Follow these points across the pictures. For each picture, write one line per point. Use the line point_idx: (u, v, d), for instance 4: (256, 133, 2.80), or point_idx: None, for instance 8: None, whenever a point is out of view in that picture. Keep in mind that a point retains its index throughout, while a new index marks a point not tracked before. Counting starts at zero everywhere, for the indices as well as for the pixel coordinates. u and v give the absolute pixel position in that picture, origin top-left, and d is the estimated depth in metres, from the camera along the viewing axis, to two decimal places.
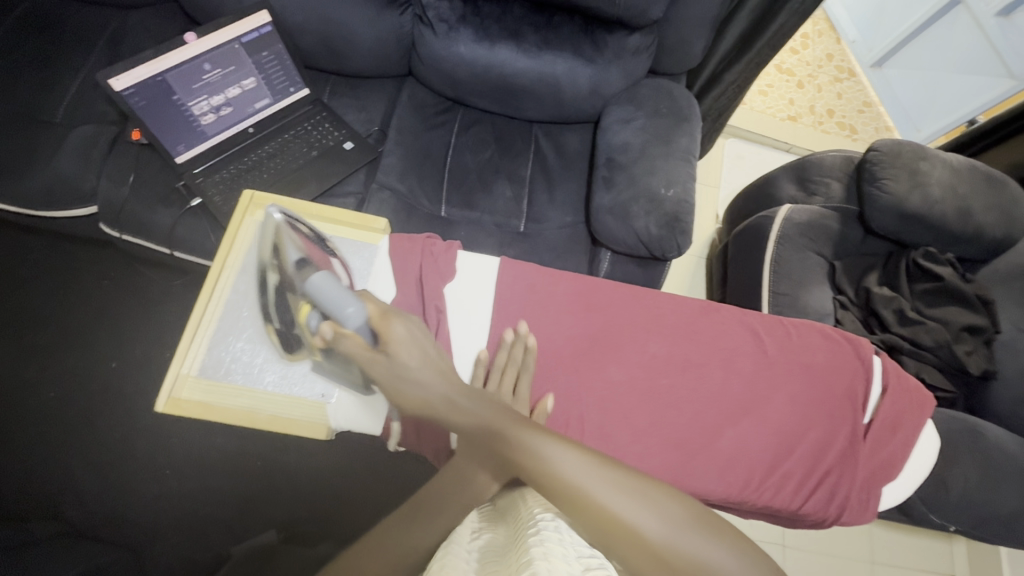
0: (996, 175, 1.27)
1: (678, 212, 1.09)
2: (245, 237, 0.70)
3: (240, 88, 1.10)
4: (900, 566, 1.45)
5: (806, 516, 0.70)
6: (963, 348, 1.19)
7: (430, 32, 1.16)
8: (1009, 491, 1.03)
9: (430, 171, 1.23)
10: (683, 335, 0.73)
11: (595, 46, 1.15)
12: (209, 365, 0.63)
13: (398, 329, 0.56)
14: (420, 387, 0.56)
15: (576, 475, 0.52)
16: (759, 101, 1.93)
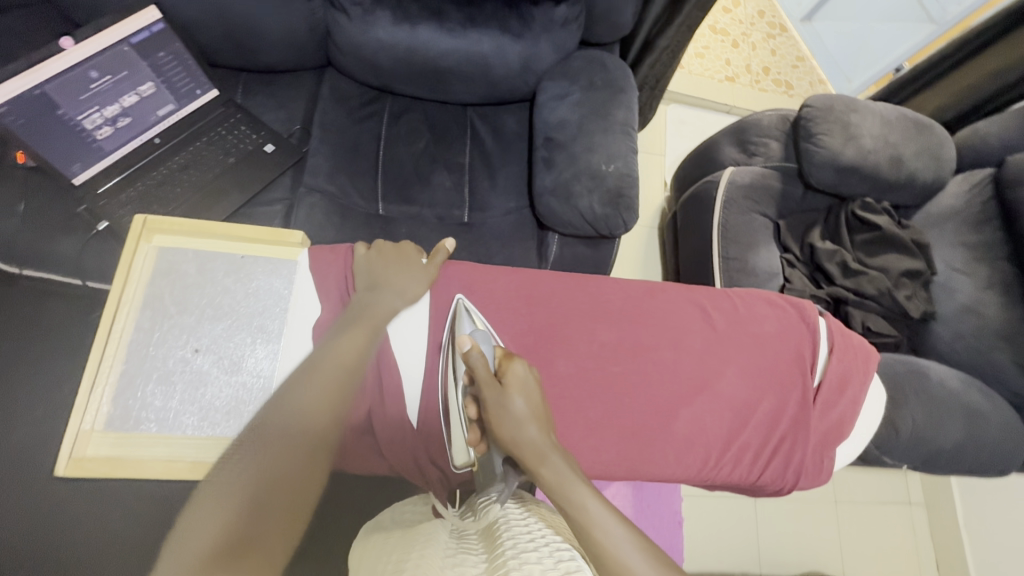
0: (923, 121, 1.30)
1: (622, 188, 1.06)
2: (143, 268, 0.63)
3: (137, 95, 0.99)
4: (861, 503, 1.53)
5: (764, 484, 0.72)
6: (904, 294, 1.23)
7: (344, 18, 1.08)
8: (953, 426, 1.07)
9: (362, 167, 1.17)
10: (630, 319, 0.71)
11: (521, 19, 1.09)
12: (116, 417, 0.57)
13: (520, 369, 0.59)
14: (522, 433, 0.56)
15: (599, 516, 0.54)
16: (696, 63, 1.92)
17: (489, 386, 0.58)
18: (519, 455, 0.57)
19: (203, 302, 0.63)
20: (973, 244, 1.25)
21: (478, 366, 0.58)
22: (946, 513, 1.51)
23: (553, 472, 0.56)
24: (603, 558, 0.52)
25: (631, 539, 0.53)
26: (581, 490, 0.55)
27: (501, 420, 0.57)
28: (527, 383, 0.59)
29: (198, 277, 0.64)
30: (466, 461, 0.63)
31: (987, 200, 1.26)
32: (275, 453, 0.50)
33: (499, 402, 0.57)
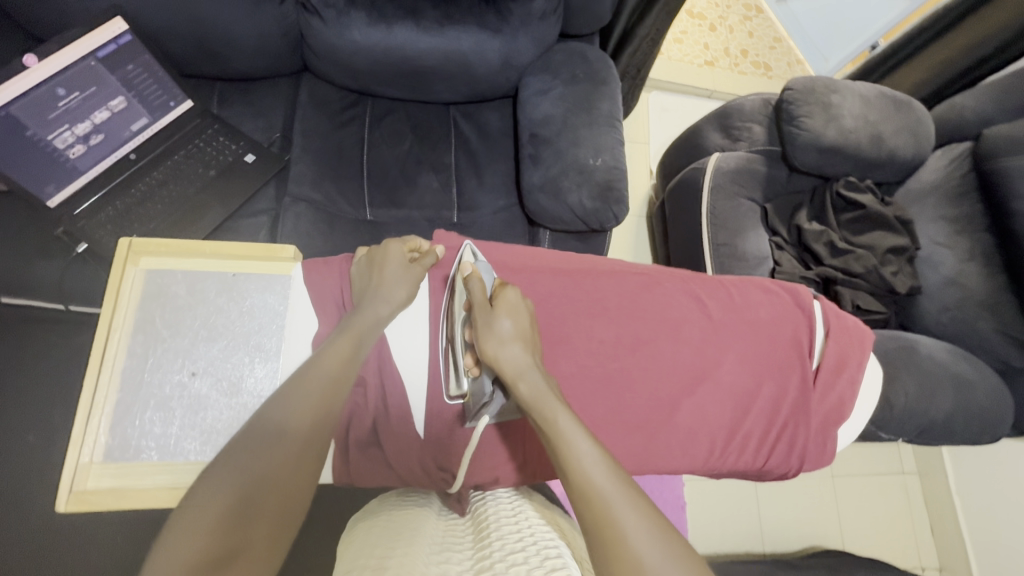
0: (901, 98, 1.32)
1: (610, 181, 1.06)
2: (131, 293, 0.61)
3: (108, 110, 0.96)
4: (858, 475, 1.56)
5: (769, 468, 0.74)
6: (890, 270, 1.25)
7: (317, 21, 1.05)
8: (944, 398, 1.09)
9: (347, 172, 1.15)
10: (627, 313, 0.71)
11: (499, 14, 1.07)
12: (114, 447, 0.56)
13: (511, 295, 0.61)
14: (504, 348, 0.58)
15: (569, 430, 0.53)
16: (675, 49, 1.92)
17: (480, 308, 0.60)
18: (501, 369, 0.58)
19: (196, 324, 0.62)
20: (954, 217, 1.27)
21: (475, 290, 0.62)
22: (939, 480, 1.55)
23: (530, 387, 0.56)
24: (568, 471, 0.51)
25: (598, 455, 0.51)
26: (555, 407, 0.54)
27: (485, 335, 0.58)
28: (517, 308, 0.60)
29: (189, 298, 0.62)
30: (460, 391, 0.64)
31: (965, 173, 1.28)
32: (262, 457, 0.47)
33: (487, 320, 0.59)
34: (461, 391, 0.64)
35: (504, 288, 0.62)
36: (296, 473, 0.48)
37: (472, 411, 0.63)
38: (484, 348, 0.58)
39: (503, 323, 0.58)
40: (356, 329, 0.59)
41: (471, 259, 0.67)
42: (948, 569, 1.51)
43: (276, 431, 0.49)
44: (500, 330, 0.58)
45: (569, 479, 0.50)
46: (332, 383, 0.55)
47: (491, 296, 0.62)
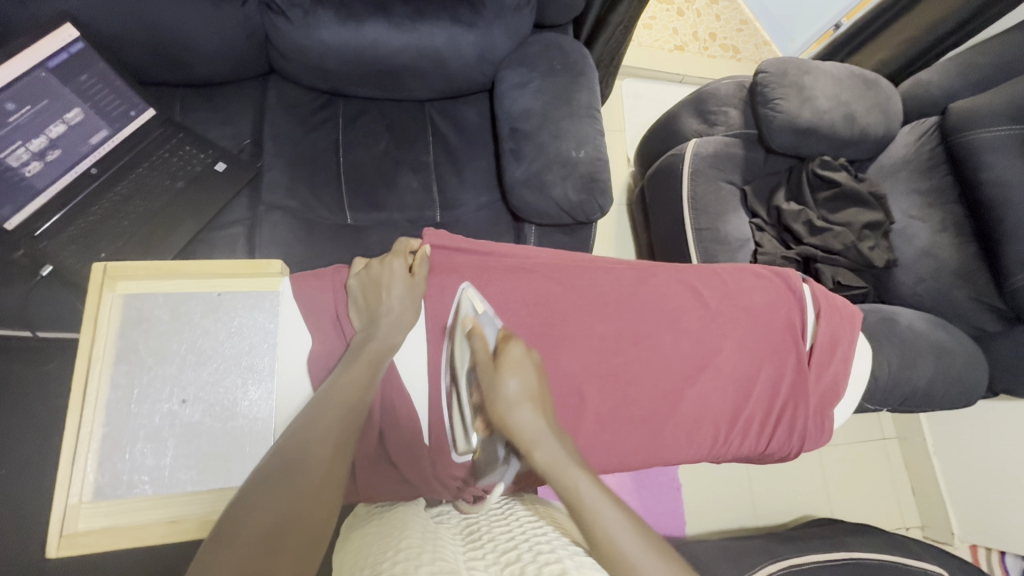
0: (869, 77, 1.35)
1: (594, 172, 1.06)
2: (109, 320, 0.57)
3: (64, 123, 0.90)
4: (842, 444, 1.62)
5: (771, 450, 0.76)
6: (868, 246, 1.27)
7: (283, 21, 1.01)
8: (926, 366, 1.13)
9: (323, 177, 1.11)
10: (625, 307, 0.71)
11: (472, 7, 1.04)
12: (105, 484, 0.53)
13: (517, 350, 0.61)
14: (516, 412, 0.58)
15: (592, 499, 0.54)
16: (645, 35, 1.92)
17: (486, 366, 0.60)
18: (514, 437, 0.58)
19: (184, 348, 0.59)
20: (925, 190, 1.31)
21: (479, 348, 0.61)
22: (917, 443, 1.61)
23: (545, 454, 0.57)
24: (597, 541, 0.53)
25: (626, 522, 0.53)
26: (574, 472, 0.56)
27: (494, 400, 0.58)
28: (521, 364, 0.60)
29: (173, 322, 0.59)
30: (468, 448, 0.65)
31: (934, 147, 1.32)
32: (283, 490, 0.48)
33: (494, 384, 0.58)
34: (469, 447, 0.65)
35: (508, 342, 0.61)
36: (321, 504, 0.49)
37: (486, 469, 0.65)
38: (497, 415, 0.58)
39: (512, 386, 0.58)
40: (373, 355, 0.60)
41: (469, 310, 0.66)
42: (930, 527, 1.58)
43: (295, 466, 0.50)
44: (508, 394, 0.58)
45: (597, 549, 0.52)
46: (350, 411, 0.55)
47: (496, 351, 0.61)
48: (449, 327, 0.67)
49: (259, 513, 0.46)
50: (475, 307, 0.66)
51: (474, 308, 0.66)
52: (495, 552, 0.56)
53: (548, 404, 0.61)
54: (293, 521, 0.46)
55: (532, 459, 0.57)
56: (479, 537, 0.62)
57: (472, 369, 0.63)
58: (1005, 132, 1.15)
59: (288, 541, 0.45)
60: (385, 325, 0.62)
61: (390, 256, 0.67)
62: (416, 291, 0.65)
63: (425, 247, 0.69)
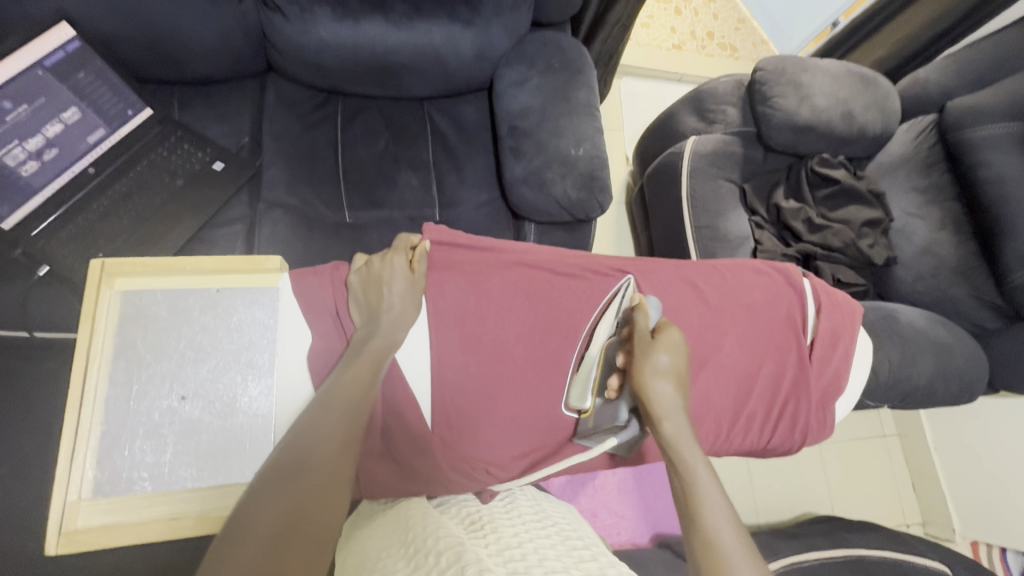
0: (867, 74, 1.35)
1: (593, 170, 1.06)
2: (107, 317, 0.57)
3: (61, 122, 0.90)
4: (842, 442, 1.61)
5: (773, 445, 0.77)
6: (867, 243, 1.27)
7: (280, 18, 1.00)
8: (926, 363, 1.13)
9: (322, 175, 1.11)
10: (626, 303, 0.71)
11: (470, 5, 1.04)
12: (105, 481, 0.53)
13: (673, 335, 0.63)
14: (657, 382, 0.59)
15: (706, 485, 0.53)
16: (643, 34, 1.92)
17: (642, 336, 0.63)
18: (649, 405, 0.59)
19: (182, 345, 0.58)
20: (924, 188, 1.31)
21: (639, 320, 0.64)
22: (917, 440, 1.61)
23: (675, 428, 0.57)
24: (700, 522, 0.52)
25: (732, 519, 0.52)
26: (696, 457, 0.55)
27: (641, 365, 0.60)
28: (676, 346, 0.62)
29: (171, 319, 0.59)
30: (581, 404, 0.67)
31: (932, 144, 1.32)
32: (288, 488, 0.48)
33: (647, 350, 0.60)
34: (581, 407, 0.67)
35: (668, 326, 0.64)
36: (327, 500, 0.49)
37: (589, 430, 0.67)
38: (637, 377, 0.60)
39: (664, 359, 0.60)
40: (377, 352, 0.60)
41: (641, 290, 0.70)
42: (931, 524, 1.58)
43: (300, 464, 0.50)
44: (659, 364, 0.60)
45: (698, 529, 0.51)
46: (355, 408, 0.55)
47: (655, 328, 0.64)
48: (608, 300, 0.71)
49: (266, 510, 0.46)
50: (640, 290, 0.70)
51: (634, 290, 0.70)
52: (497, 544, 0.55)
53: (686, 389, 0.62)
54: (299, 520, 0.46)
55: (659, 431, 0.58)
56: (481, 526, 0.61)
57: (621, 337, 0.66)
58: (1007, 130, 1.15)
59: (296, 540, 0.45)
60: (386, 322, 0.62)
61: (391, 251, 0.67)
62: (416, 288, 0.65)
63: (425, 242, 0.69)
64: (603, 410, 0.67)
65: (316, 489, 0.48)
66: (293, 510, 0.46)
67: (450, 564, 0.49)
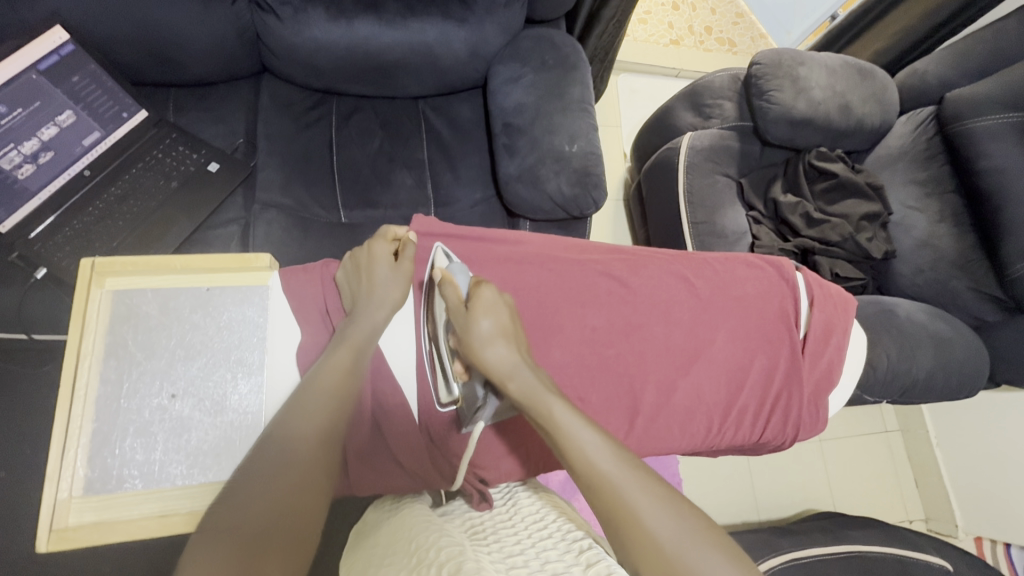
0: (865, 66, 1.34)
1: (587, 166, 1.05)
2: (98, 317, 0.57)
3: (56, 125, 0.90)
4: (844, 437, 1.61)
5: (767, 440, 0.76)
6: (866, 237, 1.26)
7: (273, 19, 1.00)
8: (926, 357, 1.12)
9: (317, 175, 1.12)
10: (617, 297, 0.71)
11: (463, 3, 1.04)
12: (95, 479, 0.53)
13: (488, 293, 0.60)
14: (489, 350, 0.57)
15: (568, 424, 0.54)
16: (640, 30, 1.91)
17: (458, 310, 0.60)
18: (490, 373, 0.58)
19: (173, 344, 0.59)
20: (923, 180, 1.30)
21: (450, 296, 0.61)
22: (919, 435, 1.60)
23: (520, 385, 0.57)
24: (572, 459, 0.53)
25: (605, 446, 0.52)
26: (549, 400, 0.56)
27: (468, 340, 0.58)
28: (493, 305, 0.60)
29: (162, 318, 0.59)
30: (450, 397, 0.63)
31: (931, 137, 1.31)
32: (274, 481, 0.48)
33: (465, 324, 0.58)
34: (452, 397, 0.63)
35: (480, 286, 0.61)
36: (309, 495, 0.48)
37: (468, 415, 0.62)
38: (470, 353, 0.58)
39: (486, 325, 0.58)
40: (354, 342, 0.60)
41: (443, 261, 0.66)
42: (934, 519, 1.57)
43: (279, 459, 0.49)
44: (482, 333, 0.58)
45: (578, 472, 0.52)
46: (338, 401, 0.55)
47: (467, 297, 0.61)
48: (424, 282, 0.68)
49: (257, 503, 0.46)
50: (448, 263, 0.66)
51: (443, 263, 0.66)
52: (500, 552, 0.55)
53: (522, 343, 0.61)
54: (282, 517, 0.45)
55: (509, 393, 0.57)
56: (485, 536, 0.60)
57: (445, 320, 0.62)
58: (1005, 120, 1.14)
59: (281, 534, 0.44)
60: (370, 311, 0.62)
61: (373, 245, 0.68)
62: (405, 275, 0.66)
63: (409, 233, 0.69)
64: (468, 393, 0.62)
65: (304, 484, 0.48)
66: (272, 506, 0.46)
67: (451, 566, 0.49)
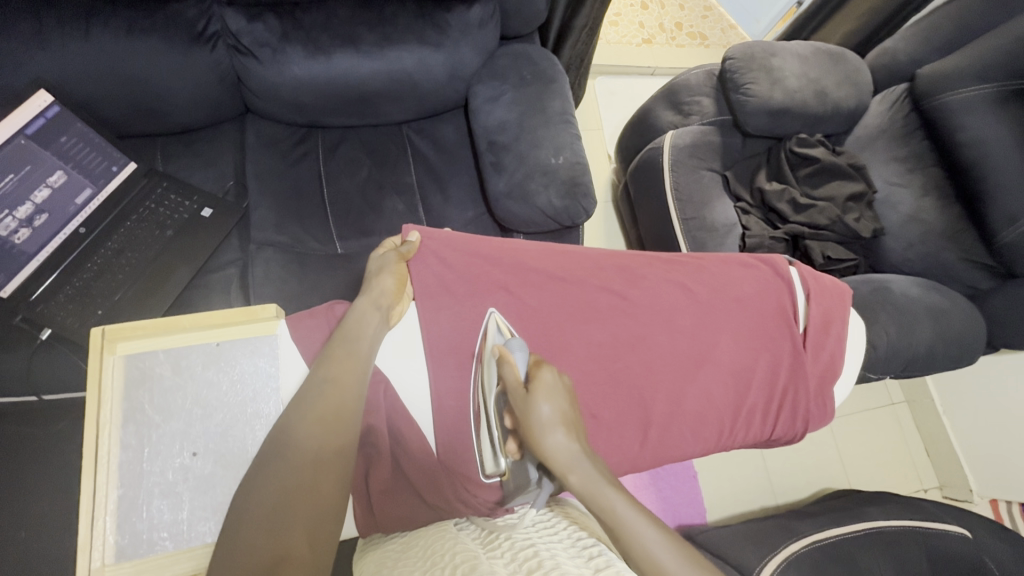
0: (836, 51, 1.37)
1: (575, 176, 1.07)
2: (113, 384, 0.58)
3: (48, 187, 0.90)
4: (852, 414, 1.63)
5: (778, 435, 0.78)
6: (853, 217, 1.28)
7: (252, 61, 1.02)
8: (923, 332, 1.14)
9: (309, 210, 1.13)
10: (620, 311, 0.74)
11: (438, 28, 1.05)
12: (126, 545, 0.54)
13: (548, 377, 0.62)
14: (551, 437, 0.58)
15: (631, 521, 0.56)
16: (612, 32, 1.93)
17: (517, 391, 0.61)
18: (550, 461, 0.59)
19: (189, 403, 0.60)
20: (904, 156, 1.32)
21: (512, 377, 0.62)
22: (926, 405, 1.62)
23: (581, 477, 0.58)
24: (635, 558, 0.55)
25: (666, 544, 0.55)
26: (610, 494, 0.57)
27: (529, 425, 0.59)
28: (554, 389, 0.61)
29: (176, 379, 0.60)
30: (497, 469, 0.65)
31: (907, 113, 1.33)
32: (274, 480, 0.51)
33: (526, 409, 0.59)
34: (498, 470, 0.65)
35: (539, 368, 0.63)
36: (320, 477, 0.52)
37: (518, 491, 0.64)
38: (532, 439, 0.59)
39: (549, 411, 0.59)
40: (342, 329, 0.63)
41: (499, 337, 0.68)
42: (948, 486, 1.59)
43: (280, 455, 0.52)
44: (545, 419, 0.59)
45: (640, 569, 0.54)
46: (336, 386, 0.57)
47: (527, 377, 0.62)
48: (479, 350, 0.69)
49: (259, 500, 0.50)
50: (505, 336, 0.68)
51: (502, 338, 0.68)
52: (512, 551, 0.56)
53: (580, 429, 0.62)
54: (291, 503, 0.50)
55: (569, 484, 0.59)
56: (497, 539, 0.61)
57: (502, 396, 0.64)
58: (977, 91, 1.16)
59: (289, 514, 0.49)
60: (359, 305, 0.65)
61: (384, 249, 0.73)
62: (391, 268, 0.69)
63: (412, 236, 0.74)
64: (517, 469, 0.65)
65: (299, 483, 0.51)
66: (278, 493, 0.50)
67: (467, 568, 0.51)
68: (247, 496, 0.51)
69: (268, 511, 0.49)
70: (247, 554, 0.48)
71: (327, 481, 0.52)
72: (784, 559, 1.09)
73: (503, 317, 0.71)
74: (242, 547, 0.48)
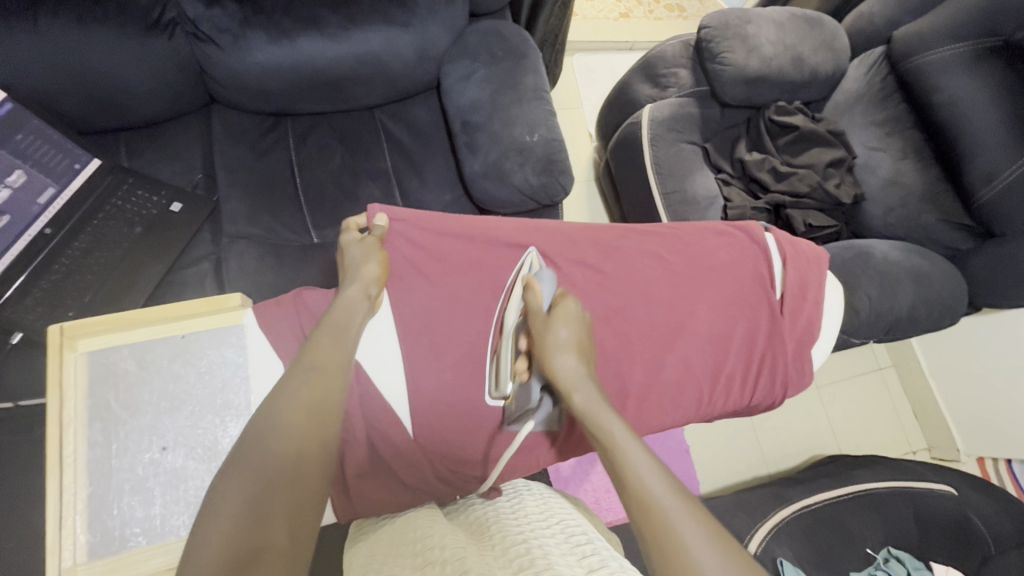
0: (812, 16, 1.35)
1: (551, 154, 1.05)
2: (76, 381, 0.57)
3: (7, 187, 0.87)
4: (840, 381, 1.64)
5: (759, 402, 0.78)
6: (834, 183, 1.27)
7: (214, 48, 0.99)
8: (904, 294, 1.14)
9: (282, 200, 1.11)
10: (594, 285, 0.73)
11: (405, 7, 1.02)
12: (98, 543, 0.53)
13: (569, 306, 0.66)
14: (562, 355, 0.61)
15: (625, 443, 0.53)
16: (589, 7, 1.89)
17: (539, 315, 0.65)
18: (556, 380, 0.61)
19: (155, 397, 0.59)
20: (883, 120, 1.31)
21: (534, 304, 0.65)
22: (912, 367, 1.64)
23: (584, 396, 0.59)
24: (624, 480, 0.50)
25: (657, 471, 0.50)
26: (610, 417, 0.56)
27: (545, 341, 0.63)
28: (573, 317, 0.65)
29: (141, 373, 0.59)
30: (501, 393, 0.68)
31: (885, 77, 1.32)
32: (251, 475, 0.48)
33: (545, 328, 0.63)
34: (503, 394, 0.67)
35: (564, 299, 0.66)
36: (301, 474, 0.50)
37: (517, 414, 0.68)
38: (545, 353, 0.62)
39: (567, 336, 0.63)
40: (329, 316, 0.62)
41: (530, 270, 0.71)
42: (936, 448, 1.62)
43: (257, 452, 0.49)
44: (561, 341, 0.62)
45: (625, 490, 0.50)
46: (317, 377, 0.56)
47: (551, 305, 0.66)
48: (511, 281, 0.72)
49: (232, 501, 0.46)
50: (536, 269, 0.71)
51: (533, 270, 0.71)
52: (503, 545, 0.55)
53: (591, 360, 0.64)
54: (272, 495, 0.47)
55: (572, 405, 0.60)
56: (489, 534, 0.59)
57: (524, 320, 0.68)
58: (954, 51, 1.15)
59: (269, 510, 0.46)
60: (346, 295, 0.64)
61: (352, 236, 0.70)
62: (376, 256, 0.68)
63: (380, 223, 0.70)
64: (521, 394, 0.68)
65: (279, 477, 0.48)
66: (255, 489, 0.47)
67: (454, 566, 0.48)
68: (220, 499, 0.46)
69: (246, 501, 0.46)
70: (217, 548, 0.43)
71: (308, 478, 0.50)
72: (774, 526, 1.09)
73: (541, 258, 0.73)
74: (211, 549, 0.43)
